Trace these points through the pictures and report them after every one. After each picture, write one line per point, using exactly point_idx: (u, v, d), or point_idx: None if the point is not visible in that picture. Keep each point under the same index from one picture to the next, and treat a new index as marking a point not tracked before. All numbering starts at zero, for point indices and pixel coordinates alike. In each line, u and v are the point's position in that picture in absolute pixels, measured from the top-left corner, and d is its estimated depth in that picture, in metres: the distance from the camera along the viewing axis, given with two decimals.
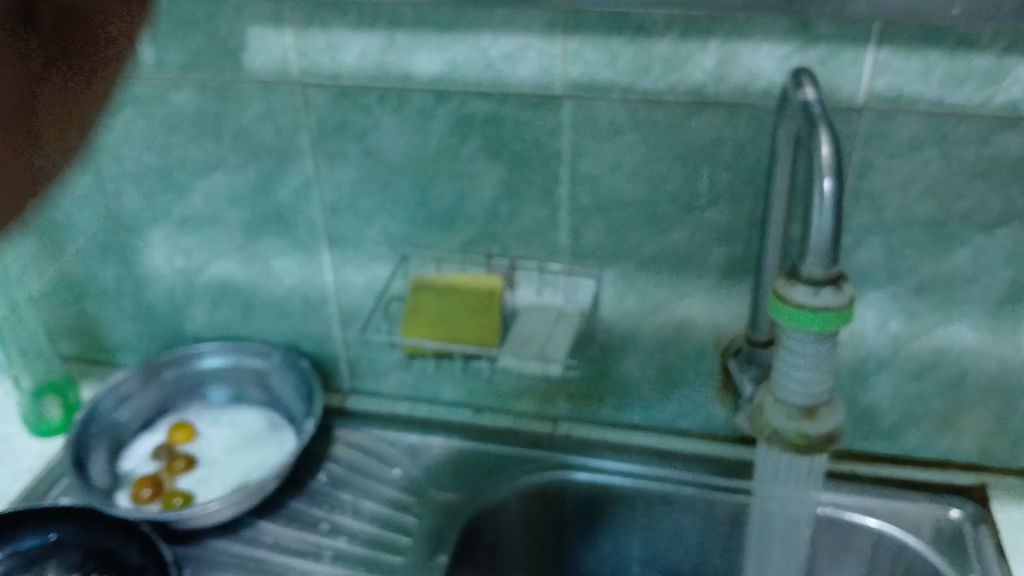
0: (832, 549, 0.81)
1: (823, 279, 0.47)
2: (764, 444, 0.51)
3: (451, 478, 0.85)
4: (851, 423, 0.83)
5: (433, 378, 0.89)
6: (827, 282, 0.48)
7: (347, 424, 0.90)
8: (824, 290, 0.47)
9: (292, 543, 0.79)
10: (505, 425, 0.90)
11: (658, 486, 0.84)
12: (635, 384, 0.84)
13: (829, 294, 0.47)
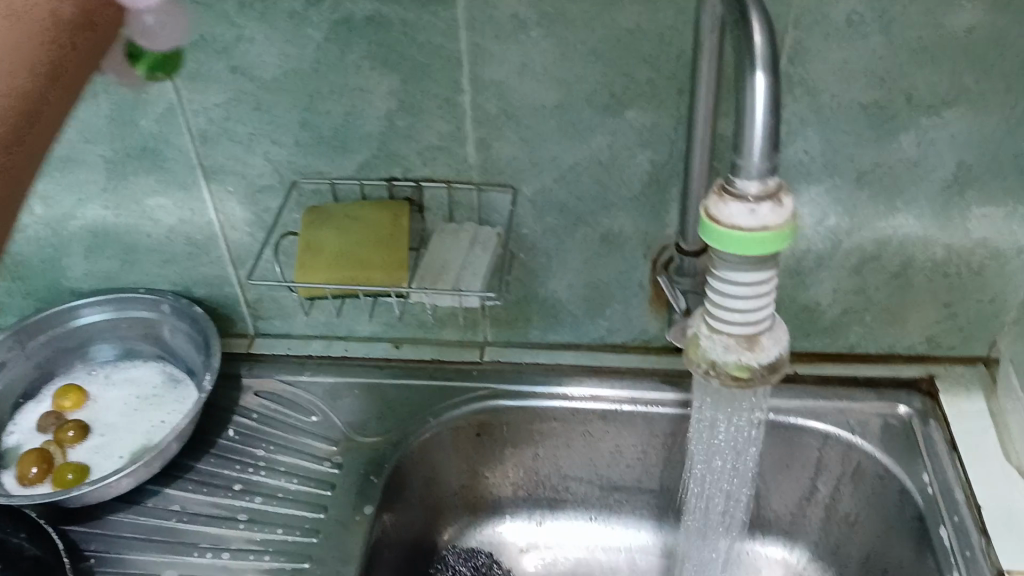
0: (778, 454, 0.79)
1: (760, 193, 0.41)
2: (700, 380, 0.46)
3: (374, 418, 0.79)
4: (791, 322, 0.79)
5: (344, 314, 0.82)
6: (765, 197, 0.41)
7: (254, 371, 0.83)
8: (762, 206, 0.40)
9: (205, 510, 0.72)
10: (428, 357, 0.83)
11: (594, 406, 0.79)
12: (563, 302, 0.78)
13: (767, 210, 0.40)
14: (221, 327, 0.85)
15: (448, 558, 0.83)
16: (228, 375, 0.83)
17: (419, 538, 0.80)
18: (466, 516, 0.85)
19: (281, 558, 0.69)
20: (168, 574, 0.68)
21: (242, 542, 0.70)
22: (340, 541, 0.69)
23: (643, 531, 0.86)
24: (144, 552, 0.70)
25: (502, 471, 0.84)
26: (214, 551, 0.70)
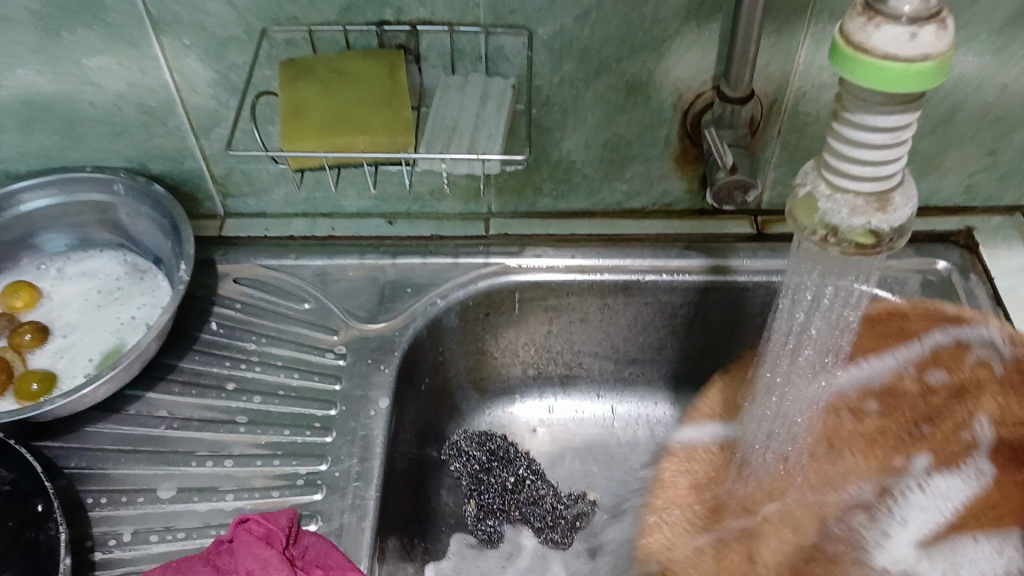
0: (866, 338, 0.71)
1: (919, 14, 0.33)
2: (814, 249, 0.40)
3: (373, 302, 0.71)
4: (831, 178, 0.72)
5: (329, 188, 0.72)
6: (927, 18, 0.33)
7: (229, 257, 0.73)
8: (924, 31, 0.32)
9: (197, 415, 0.65)
10: (428, 233, 0.75)
11: (614, 279, 0.72)
12: (580, 165, 0.70)
13: (931, 36, 0.32)
14: (187, 209, 0.75)
15: (460, 442, 0.78)
16: (202, 263, 0.73)
17: (427, 425, 0.75)
18: (477, 402, 0.80)
19: (293, 461, 0.62)
20: (165, 489, 0.61)
21: (243, 448, 0.63)
22: (353, 438, 0.62)
23: (661, 404, 0.81)
24: (134, 465, 0.62)
25: (511, 352, 0.77)
26: (214, 459, 0.62)
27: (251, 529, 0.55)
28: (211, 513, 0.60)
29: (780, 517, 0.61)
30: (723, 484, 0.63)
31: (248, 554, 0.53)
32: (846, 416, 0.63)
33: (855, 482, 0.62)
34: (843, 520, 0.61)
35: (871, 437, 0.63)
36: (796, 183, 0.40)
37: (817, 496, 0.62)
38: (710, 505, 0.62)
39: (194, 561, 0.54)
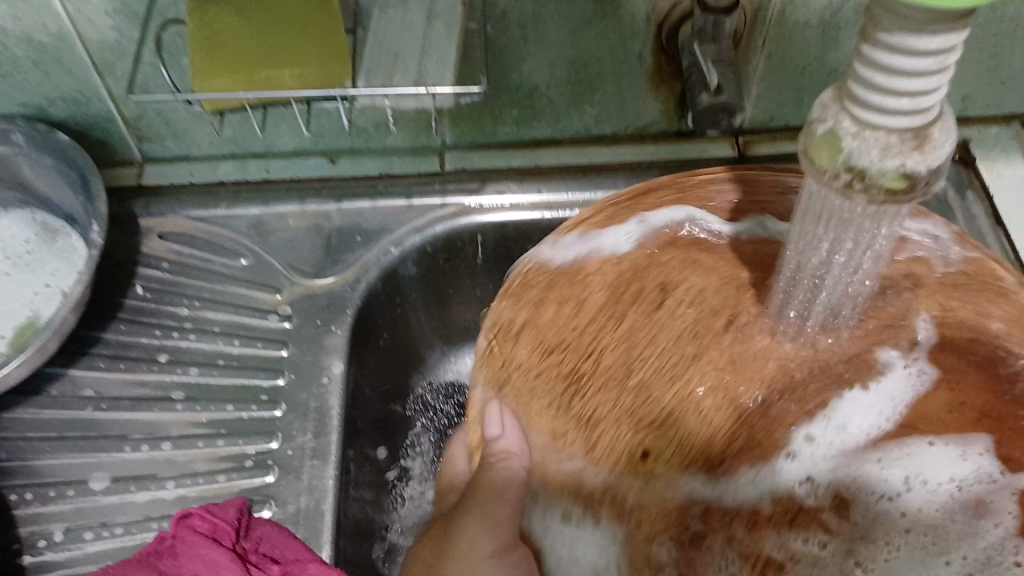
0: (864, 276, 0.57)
1: None
2: (835, 195, 0.35)
3: (319, 253, 0.64)
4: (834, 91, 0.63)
5: (260, 126, 0.63)
6: None
7: (151, 209, 0.65)
8: None
9: (129, 393, 0.58)
10: (375, 171, 0.67)
11: (585, 213, 0.65)
12: (542, 88, 0.62)
13: None
14: (100, 156, 0.66)
15: (425, 396, 0.71)
16: (121, 217, 0.65)
17: (391, 382, 0.67)
18: (443, 349, 0.72)
19: (239, 440, 0.56)
20: (98, 480, 0.55)
21: (184, 428, 0.56)
22: (306, 411, 0.56)
23: None
24: (61, 455, 0.56)
25: (478, 297, 0.70)
26: (150, 443, 0.56)
27: (195, 525, 0.49)
28: (153, 504, 0.54)
29: (690, 431, 0.47)
30: (631, 364, 0.48)
31: (193, 556, 0.48)
32: (617, 306, 0.49)
33: (674, 436, 0.47)
34: (747, 423, 0.47)
35: (638, 373, 0.47)
36: (813, 119, 0.34)
37: (712, 395, 0.47)
38: (595, 387, 0.47)
39: (133, 565, 0.48)
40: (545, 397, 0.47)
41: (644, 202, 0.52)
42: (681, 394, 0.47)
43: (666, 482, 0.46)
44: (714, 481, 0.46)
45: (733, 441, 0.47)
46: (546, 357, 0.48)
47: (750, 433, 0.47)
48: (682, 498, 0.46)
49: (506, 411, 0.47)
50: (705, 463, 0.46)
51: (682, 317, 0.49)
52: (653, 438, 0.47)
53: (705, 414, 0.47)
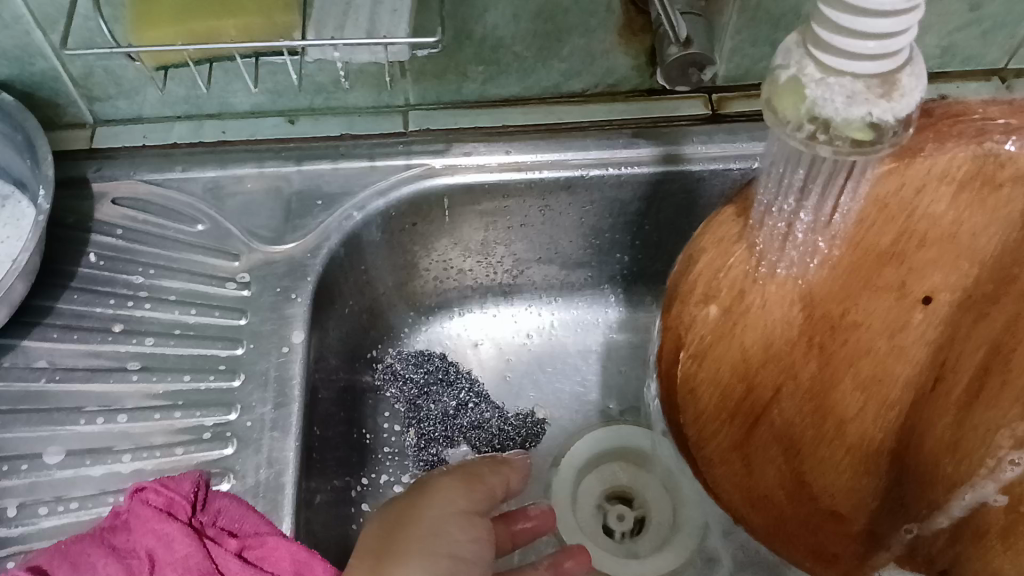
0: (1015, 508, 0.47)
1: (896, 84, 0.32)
2: (797, 146, 0.35)
3: (279, 217, 0.62)
4: None
5: (205, 81, 0.61)
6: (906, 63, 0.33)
7: (104, 173, 0.63)
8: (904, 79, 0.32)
9: (82, 364, 0.56)
10: (337, 132, 0.65)
11: (555, 175, 0.63)
12: (508, 41, 0.59)
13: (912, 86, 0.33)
14: (49, 117, 0.64)
15: (394, 365, 0.70)
16: (71, 182, 0.62)
17: (357, 347, 0.66)
18: (410, 314, 0.71)
19: (196, 413, 0.54)
20: (52, 451, 0.53)
21: (140, 400, 0.55)
22: (265, 382, 0.55)
23: (608, 307, 0.74)
24: (11, 428, 0.53)
25: (445, 262, 0.69)
26: (105, 415, 0.54)
27: (149, 499, 0.48)
28: (109, 478, 0.52)
29: (948, 248, 0.45)
30: (871, 313, 0.47)
31: (147, 530, 0.46)
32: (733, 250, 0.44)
33: (821, 471, 0.48)
34: (997, 372, 0.47)
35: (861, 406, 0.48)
36: None
37: (952, 377, 0.47)
38: (898, 245, 0.45)
39: (85, 542, 0.46)
40: (793, 300, 0.46)
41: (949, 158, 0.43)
42: (1004, 355, 0.46)
43: (883, 341, 0.47)
44: (745, 458, 0.46)
45: (942, 340, 0.47)
46: (774, 264, 0.45)
47: (1001, 351, 0.46)
48: (926, 374, 0.48)
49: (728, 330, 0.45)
50: (921, 392, 0.48)
51: (1011, 202, 0.44)
52: (992, 327, 0.46)
53: (879, 427, 0.48)
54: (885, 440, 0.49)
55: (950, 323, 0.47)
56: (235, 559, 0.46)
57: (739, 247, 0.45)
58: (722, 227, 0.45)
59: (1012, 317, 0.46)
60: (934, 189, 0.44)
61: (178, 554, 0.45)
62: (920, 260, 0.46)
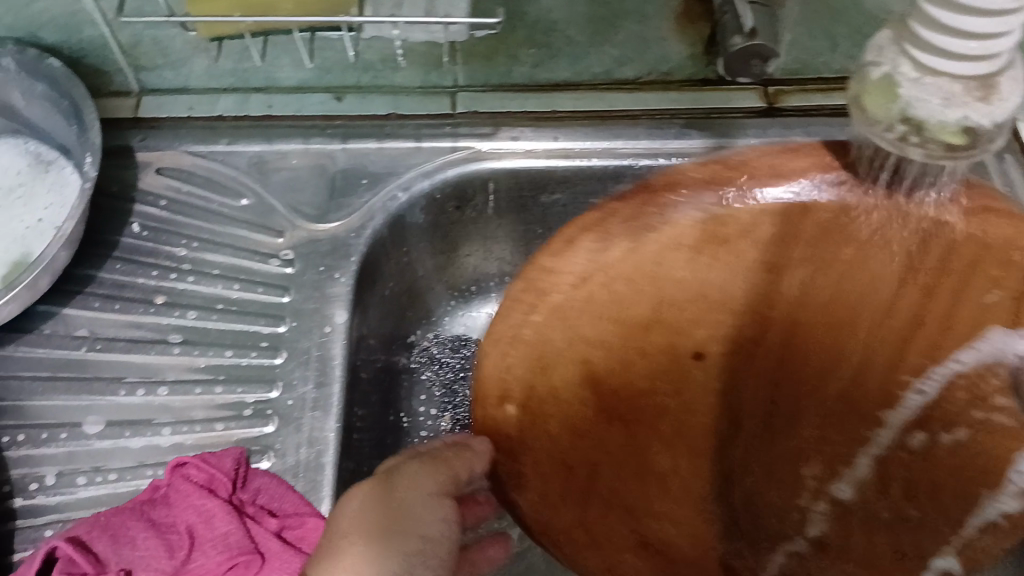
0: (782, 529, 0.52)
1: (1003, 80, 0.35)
2: (888, 145, 0.37)
3: (323, 195, 0.61)
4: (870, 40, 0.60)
5: (260, 54, 0.61)
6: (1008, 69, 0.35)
7: (148, 143, 0.62)
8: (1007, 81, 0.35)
9: (124, 335, 0.56)
10: (384, 111, 0.64)
11: (605, 163, 0.62)
12: (561, 26, 0.59)
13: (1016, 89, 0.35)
14: (96, 85, 0.63)
15: (430, 349, 0.69)
16: (115, 151, 0.62)
17: (395, 329, 0.66)
18: (449, 299, 0.70)
19: (238, 388, 0.54)
20: (91, 420, 0.53)
21: (180, 373, 0.54)
22: (307, 360, 0.54)
23: None
24: (51, 395, 0.53)
25: (487, 248, 0.68)
26: (146, 387, 0.54)
27: (191, 475, 0.48)
28: (148, 450, 0.52)
29: (882, 253, 0.52)
30: (591, 354, 0.52)
31: (188, 506, 0.47)
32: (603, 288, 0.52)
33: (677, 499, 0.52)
34: (772, 421, 0.54)
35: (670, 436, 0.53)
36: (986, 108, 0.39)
37: (748, 410, 0.54)
38: (614, 346, 0.52)
39: (126, 514, 0.46)
40: (574, 372, 0.52)
41: (788, 172, 0.53)
42: (779, 399, 0.54)
43: (671, 406, 0.53)
44: (594, 504, 0.50)
45: (725, 400, 0.54)
46: (561, 347, 0.51)
47: (782, 378, 0.54)
48: (742, 415, 0.54)
49: (556, 370, 0.51)
50: (767, 389, 0.54)
51: (744, 254, 0.53)
52: (784, 360, 0.53)
53: (734, 450, 0.54)
54: (731, 449, 0.54)
55: (732, 369, 0.54)
56: (274, 540, 0.46)
57: (668, 221, 0.53)
58: (581, 244, 0.51)
59: (860, 359, 0.53)
60: (674, 256, 0.53)
61: (218, 532, 0.46)
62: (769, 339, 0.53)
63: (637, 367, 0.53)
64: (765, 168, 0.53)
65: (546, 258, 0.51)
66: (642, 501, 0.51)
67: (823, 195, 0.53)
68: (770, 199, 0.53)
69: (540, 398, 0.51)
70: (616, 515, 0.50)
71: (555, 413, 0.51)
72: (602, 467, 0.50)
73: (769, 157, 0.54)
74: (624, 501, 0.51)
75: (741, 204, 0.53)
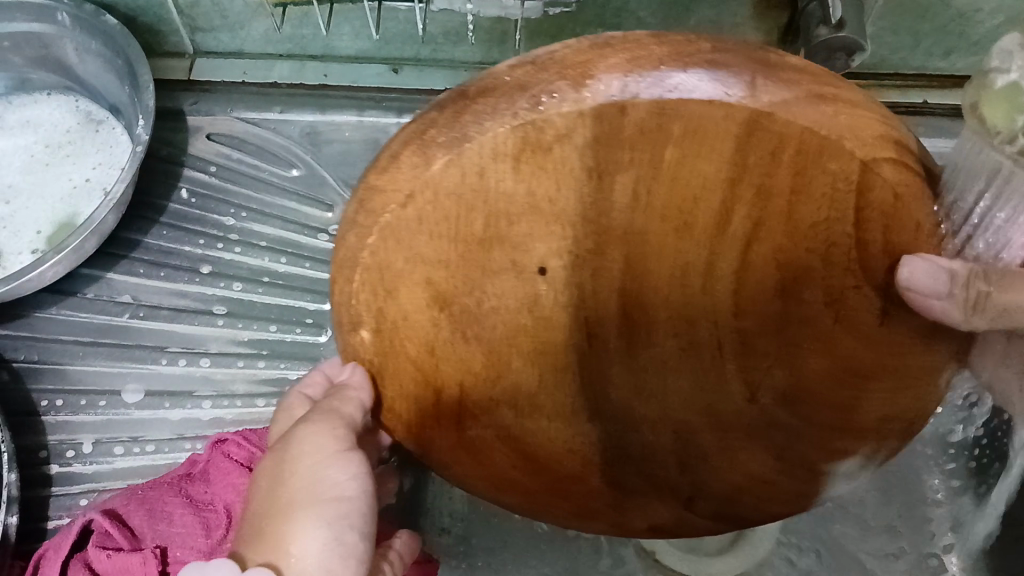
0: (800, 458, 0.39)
1: None
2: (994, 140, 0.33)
3: (374, 169, 0.60)
4: (959, 37, 0.56)
5: (322, 22, 0.59)
6: None
7: (200, 107, 0.61)
8: None
9: (168, 303, 0.55)
10: (442, 85, 0.61)
11: None
12: (632, 6, 0.57)
13: None
14: (149, 44, 0.62)
15: None
16: (167, 113, 0.61)
17: None
18: None
19: (280, 364, 0.53)
20: (131, 388, 0.52)
21: (222, 345, 0.53)
22: None
23: None
24: (91, 359, 0.53)
25: None
26: (188, 357, 0.53)
27: (231, 452, 0.47)
28: (186, 422, 0.51)
29: (710, 154, 0.34)
30: (480, 285, 0.37)
31: (227, 485, 0.46)
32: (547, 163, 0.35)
33: (555, 434, 0.39)
34: (630, 334, 0.40)
35: (618, 258, 0.38)
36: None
37: (605, 333, 0.39)
38: (462, 256, 0.37)
39: (164, 489, 0.46)
40: (425, 296, 0.36)
41: (782, 73, 0.32)
42: (641, 290, 0.39)
43: (508, 325, 0.38)
44: (477, 454, 0.38)
45: (574, 304, 0.39)
46: (406, 268, 0.35)
47: (636, 277, 0.38)
48: (698, 317, 0.39)
49: (406, 317, 0.36)
50: (721, 342, 0.39)
51: (568, 162, 0.35)
52: (630, 275, 0.38)
53: (633, 387, 0.40)
54: (625, 444, 0.40)
55: (645, 262, 0.38)
56: None
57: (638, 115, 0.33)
58: (403, 162, 0.34)
59: (708, 254, 0.37)
60: (571, 141, 0.34)
61: None
62: (757, 226, 0.36)
63: (396, 279, 0.35)
64: (697, 52, 0.32)
65: (373, 174, 0.34)
66: (546, 460, 0.39)
67: (735, 97, 0.32)
68: (611, 97, 0.32)
69: (387, 337, 0.36)
70: (521, 464, 0.38)
71: (409, 348, 0.36)
72: (481, 381, 0.38)
73: (721, 47, 0.32)
74: (500, 393, 0.39)
75: (559, 107, 0.32)
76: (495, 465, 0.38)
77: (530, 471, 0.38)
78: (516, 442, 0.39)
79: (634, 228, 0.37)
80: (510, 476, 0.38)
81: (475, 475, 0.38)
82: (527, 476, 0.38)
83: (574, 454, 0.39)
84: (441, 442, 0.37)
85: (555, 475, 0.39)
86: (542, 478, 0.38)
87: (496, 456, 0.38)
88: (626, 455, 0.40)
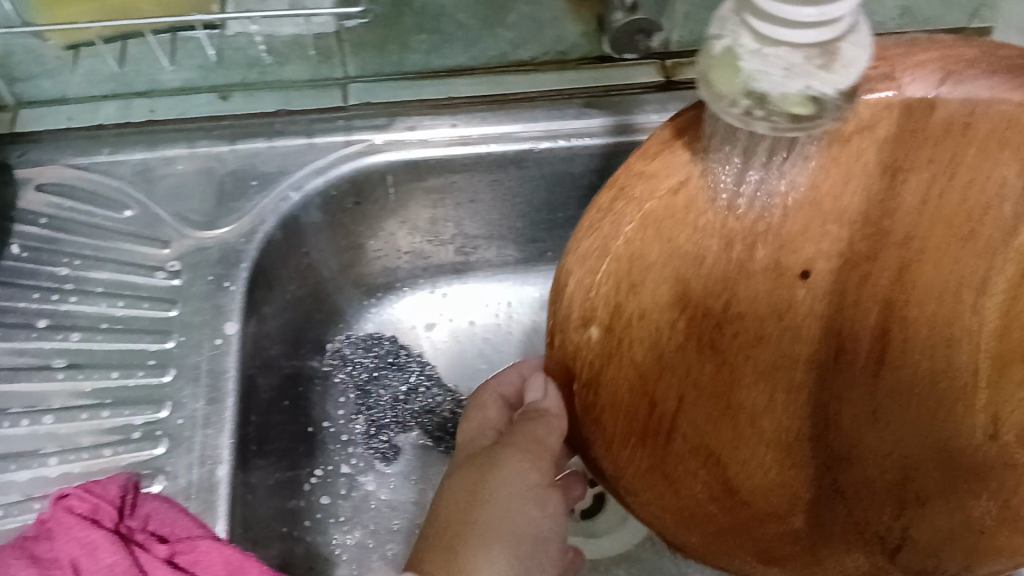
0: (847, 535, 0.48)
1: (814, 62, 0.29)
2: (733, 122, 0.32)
3: (211, 202, 0.58)
4: None
5: None
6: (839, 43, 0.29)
7: (28, 158, 0.59)
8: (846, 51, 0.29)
9: (4, 363, 0.52)
10: (273, 108, 0.61)
11: (500, 148, 0.60)
12: None
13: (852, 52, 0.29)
14: None
15: (343, 350, 0.68)
16: None
17: (301, 333, 0.64)
18: (359, 295, 0.69)
19: (126, 410, 0.52)
20: None
21: (69, 399, 0.52)
22: (197, 376, 0.52)
23: None
24: None
25: (393, 244, 0.67)
26: (30, 417, 0.51)
27: (73, 506, 0.45)
28: (33, 486, 0.49)
29: (917, 187, 0.41)
30: (734, 288, 0.43)
31: (71, 538, 0.43)
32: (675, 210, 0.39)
33: (743, 454, 0.48)
34: (887, 342, 0.46)
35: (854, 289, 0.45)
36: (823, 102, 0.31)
37: (853, 343, 0.47)
38: (709, 260, 0.42)
39: (7, 552, 0.43)
40: (667, 293, 0.42)
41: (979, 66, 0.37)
42: (899, 306, 0.45)
43: (758, 322, 0.45)
44: (668, 455, 0.46)
45: (828, 311, 0.46)
46: (652, 263, 0.41)
47: (906, 285, 0.44)
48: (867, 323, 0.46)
49: (644, 297, 0.42)
50: (873, 343, 0.46)
51: (868, 154, 0.40)
52: (900, 281, 0.44)
53: (845, 403, 0.48)
54: (833, 447, 0.49)
55: (838, 283, 0.45)
56: (161, 567, 0.43)
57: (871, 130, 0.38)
58: (658, 161, 0.38)
59: (980, 272, 0.43)
60: (799, 152, 0.39)
61: (102, 563, 0.42)
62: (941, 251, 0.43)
63: (641, 273, 0.41)
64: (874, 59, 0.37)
65: (639, 163, 0.38)
66: (719, 471, 0.47)
67: (901, 85, 0.37)
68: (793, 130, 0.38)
69: (622, 335, 0.42)
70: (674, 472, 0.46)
71: (638, 345, 0.43)
72: (697, 371, 0.45)
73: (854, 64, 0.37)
74: (794, 372, 0.47)
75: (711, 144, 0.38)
76: (694, 472, 0.47)
77: (735, 450, 0.48)
78: (760, 412, 0.48)
79: (814, 235, 0.42)
80: (684, 479, 0.46)
81: (663, 517, 0.46)
82: (750, 461, 0.48)
83: (744, 427, 0.48)
84: (686, 435, 0.46)
85: (781, 452, 0.49)
86: (752, 441, 0.48)
87: (668, 456, 0.46)
88: (729, 451, 0.48)
